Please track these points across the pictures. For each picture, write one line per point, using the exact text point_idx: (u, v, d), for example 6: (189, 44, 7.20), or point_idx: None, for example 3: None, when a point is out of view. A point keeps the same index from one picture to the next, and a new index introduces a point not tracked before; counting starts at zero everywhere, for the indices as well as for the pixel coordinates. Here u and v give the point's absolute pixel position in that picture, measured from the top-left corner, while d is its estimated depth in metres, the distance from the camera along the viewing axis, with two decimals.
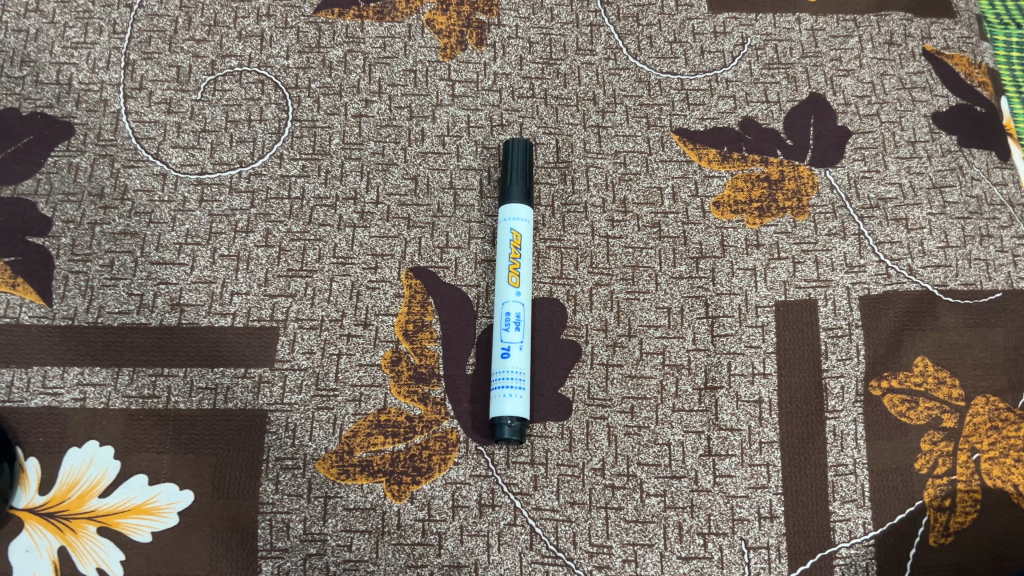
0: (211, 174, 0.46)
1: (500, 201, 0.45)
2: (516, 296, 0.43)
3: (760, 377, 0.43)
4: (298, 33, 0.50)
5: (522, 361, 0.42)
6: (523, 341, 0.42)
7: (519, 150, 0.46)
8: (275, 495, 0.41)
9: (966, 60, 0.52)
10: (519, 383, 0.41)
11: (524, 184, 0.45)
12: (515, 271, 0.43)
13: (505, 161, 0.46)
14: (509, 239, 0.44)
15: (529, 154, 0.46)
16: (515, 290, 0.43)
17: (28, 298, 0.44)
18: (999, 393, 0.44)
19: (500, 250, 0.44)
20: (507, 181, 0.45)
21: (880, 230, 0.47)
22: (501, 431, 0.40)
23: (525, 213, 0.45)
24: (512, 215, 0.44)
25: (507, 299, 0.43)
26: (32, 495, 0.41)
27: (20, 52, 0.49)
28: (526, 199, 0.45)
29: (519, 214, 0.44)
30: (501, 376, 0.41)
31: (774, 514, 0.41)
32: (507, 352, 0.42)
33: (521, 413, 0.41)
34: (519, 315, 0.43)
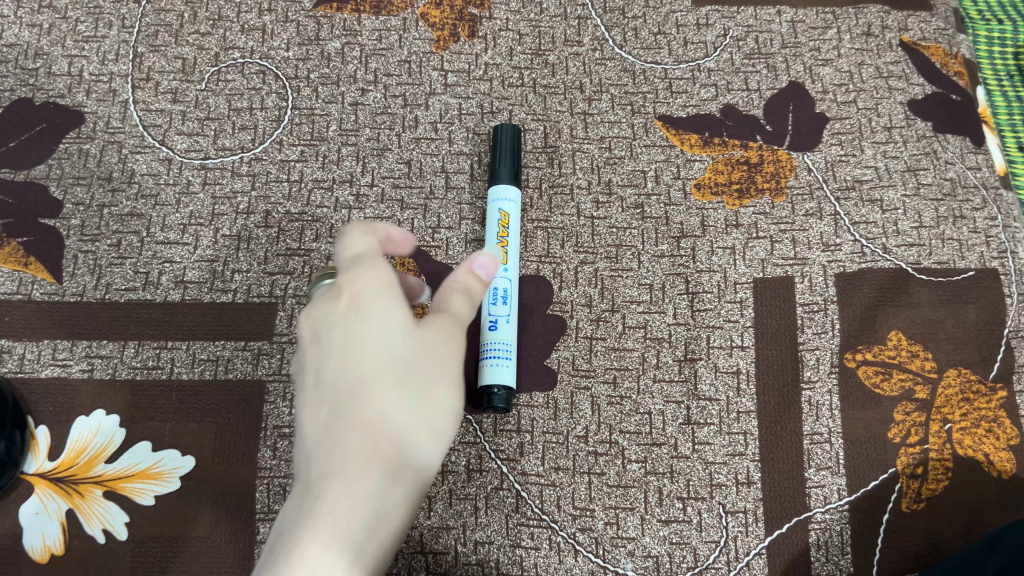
0: (214, 159, 0.49)
1: (489, 182, 0.47)
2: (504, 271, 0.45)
3: (737, 350, 0.45)
4: (298, 26, 0.52)
5: (509, 333, 0.43)
6: (510, 315, 0.44)
7: (509, 135, 0.48)
8: (273, 461, 0.43)
9: (942, 51, 0.54)
10: (506, 354, 0.43)
11: (513, 167, 0.47)
12: (503, 248, 0.45)
13: (494, 145, 0.48)
14: (497, 217, 0.46)
15: (518, 140, 0.48)
16: (504, 267, 0.45)
17: (39, 276, 0.46)
18: (970, 366, 0.46)
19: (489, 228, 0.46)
20: (496, 164, 0.47)
21: (856, 210, 0.49)
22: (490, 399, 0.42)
23: (514, 195, 0.46)
24: (501, 195, 0.46)
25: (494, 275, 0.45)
26: (42, 461, 0.43)
27: (33, 46, 0.51)
28: (514, 181, 0.47)
29: (507, 195, 0.46)
30: (489, 347, 0.43)
31: (750, 481, 0.43)
32: (495, 324, 0.43)
33: (509, 382, 0.43)
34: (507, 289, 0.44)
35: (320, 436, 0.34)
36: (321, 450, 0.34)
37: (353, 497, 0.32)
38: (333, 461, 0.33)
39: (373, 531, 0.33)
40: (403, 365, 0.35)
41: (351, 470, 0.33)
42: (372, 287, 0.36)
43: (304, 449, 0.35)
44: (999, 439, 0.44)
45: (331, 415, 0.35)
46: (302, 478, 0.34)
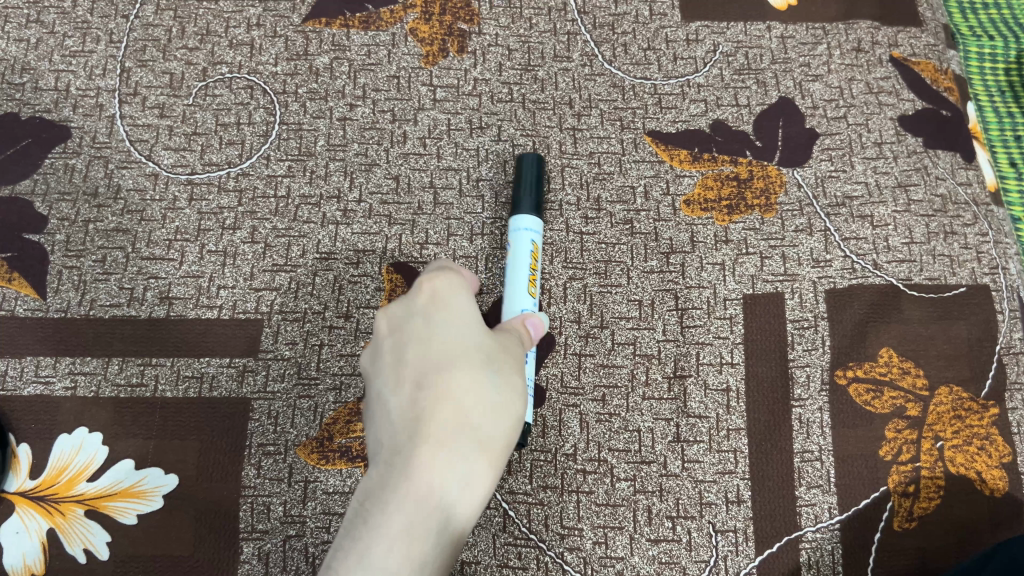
0: (200, 174, 0.48)
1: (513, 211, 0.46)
2: (532, 306, 0.44)
3: (727, 366, 0.45)
4: (286, 41, 0.52)
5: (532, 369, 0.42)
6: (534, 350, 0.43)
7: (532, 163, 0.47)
8: (257, 479, 0.42)
9: (932, 67, 0.53)
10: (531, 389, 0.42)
11: (536, 197, 0.46)
12: (533, 281, 0.44)
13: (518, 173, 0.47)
14: (529, 248, 0.45)
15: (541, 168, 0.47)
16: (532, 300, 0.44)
17: (23, 291, 0.46)
18: (962, 383, 0.45)
19: (519, 256, 0.44)
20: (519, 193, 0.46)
21: (847, 226, 0.48)
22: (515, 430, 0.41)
23: (536, 226, 0.45)
24: (523, 226, 0.45)
25: (524, 306, 0.43)
26: (23, 479, 0.42)
27: (20, 61, 0.51)
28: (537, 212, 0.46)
29: (530, 226, 0.45)
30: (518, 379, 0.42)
31: (741, 499, 0.43)
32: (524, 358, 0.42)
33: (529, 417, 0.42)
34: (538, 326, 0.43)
35: (410, 407, 0.36)
36: (409, 419, 0.35)
37: (444, 463, 0.34)
38: (425, 428, 0.35)
39: (462, 498, 0.34)
40: (488, 352, 0.37)
41: (441, 440, 0.35)
42: (456, 291, 0.39)
43: (388, 427, 0.36)
44: (991, 456, 0.44)
45: (416, 394, 0.36)
46: (389, 458, 0.35)
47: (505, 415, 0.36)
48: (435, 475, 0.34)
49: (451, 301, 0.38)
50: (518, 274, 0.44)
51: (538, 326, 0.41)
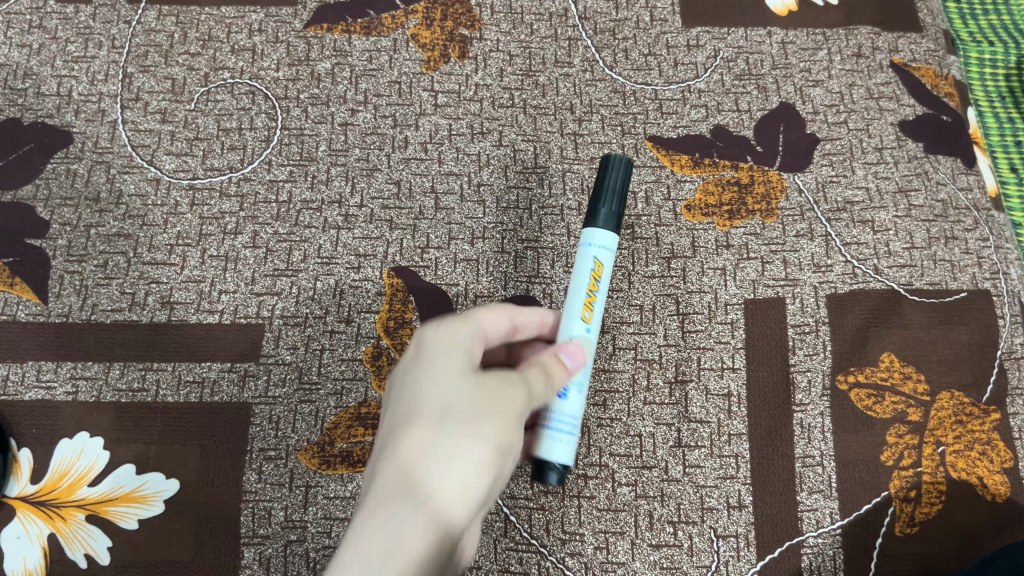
0: (202, 180, 0.48)
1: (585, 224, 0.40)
2: (586, 332, 0.38)
3: (728, 371, 0.45)
4: (288, 47, 0.52)
5: (575, 402, 0.37)
6: (582, 382, 0.37)
7: (619, 167, 0.40)
8: (258, 484, 0.42)
9: (932, 72, 0.54)
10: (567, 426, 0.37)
11: (615, 208, 0.40)
12: (589, 305, 0.39)
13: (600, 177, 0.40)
14: (591, 266, 0.39)
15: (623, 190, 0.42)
16: (585, 326, 0.38)
17: (25, 296, 0.46)
18: (964, 388, 0.45)
19: (579, 277, 0.39)
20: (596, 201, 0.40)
21: (848, 231, 0.48)
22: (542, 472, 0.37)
23: (611, 241, 0.39)
24: (596, 236, 0.39)
25: (574, 333, 0.38)
26: (24, 484, 0.42)
27: (23, 66, 0.51)
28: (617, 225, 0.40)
29: (604, 239, 0.39)
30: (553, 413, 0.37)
31: (742, 504, 0.43)
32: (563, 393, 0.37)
33: (566, 459, 0.37)
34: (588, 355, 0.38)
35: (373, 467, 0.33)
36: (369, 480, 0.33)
37: (381, 518, 0.31)
38: (374, 486, 0.32)
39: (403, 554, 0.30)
40: (462, 391, 0.33)
41: (382, 494, 0.31)
42: (449, 332, 0.36)
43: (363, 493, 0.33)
44: (993, 462, 0.44)
45: (378, 453, 0.33)
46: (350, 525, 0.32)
47: (464, 456, 0.32)
48: (370, 530, 0.30)
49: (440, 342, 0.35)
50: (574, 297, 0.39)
51: (573, 353, 0.36)
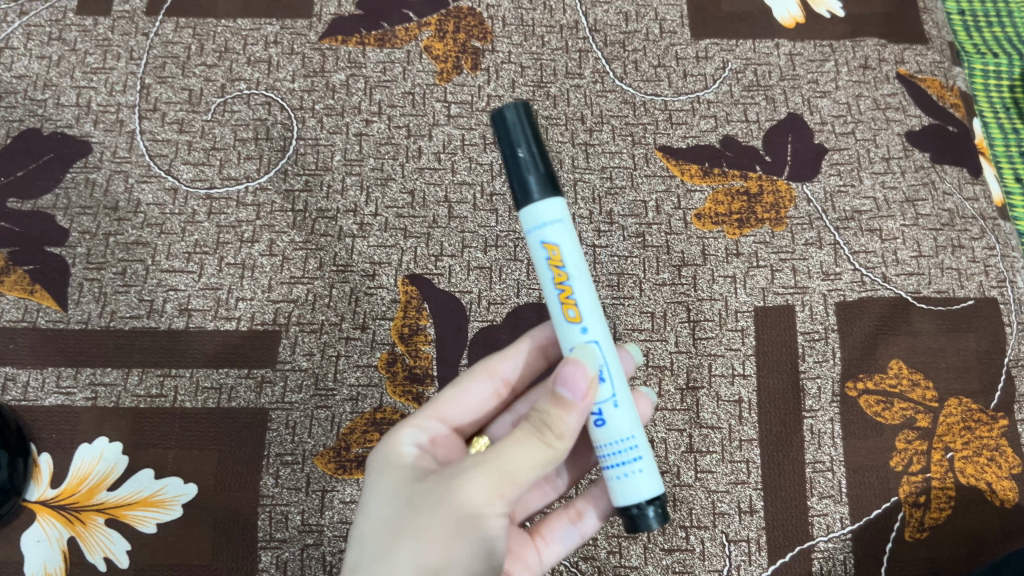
0: (219, 189, 0.49)
1: (519, 207, 0.32)
2: (583, 334, 0.33)
3: (739, 377, 0.46)
4: (303, 58, 0.53)
5: (624, 421, 0.32)
6: (617, 395, 0.32)
7: (518, 120, 0.32)
8: (275, 489, 0.43)
9: (938, 84, 0.54)
10: (633, 456, 0.32)
11: (541, 167, 0.32)
12: (571, 302, 0.33)
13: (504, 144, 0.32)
14: (545, 255, 0.32)
15: (530, 121, 0.32)
16: (580, 327, 0.33)
17: (45, 304, 0.46)
18: (972, 395, 0.46)
19: (542, 276, 0.33)
20: (518, 173, 0.32)
21: (856, 240, 0.49)
22: (635, 524, 0.32)
23: (559, 209, 0.32)
24: (540, 206, 0.32)
25: (574, 343, 0.33)
26: (44, 488, 0.43)
27: (42, 77, 0.52)
28: (554, 186, 0.32)
29: (551, 208, 0.32)
30: (608, 448, 0.32)
31: (753, 509, 0.43)
32: (602, 420, 0.32)
33: (656, 491, 0.32)
34: (601, 359, 0.32)
35: None
36: None
37: None
38: None
39: None
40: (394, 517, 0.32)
41: None
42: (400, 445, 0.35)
43: None
44: (1001, 467, 0.44)
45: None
46: None
47: None
48: None
49: (385, 459, 0.35)
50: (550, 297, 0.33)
51: (566, 379, 0.30)
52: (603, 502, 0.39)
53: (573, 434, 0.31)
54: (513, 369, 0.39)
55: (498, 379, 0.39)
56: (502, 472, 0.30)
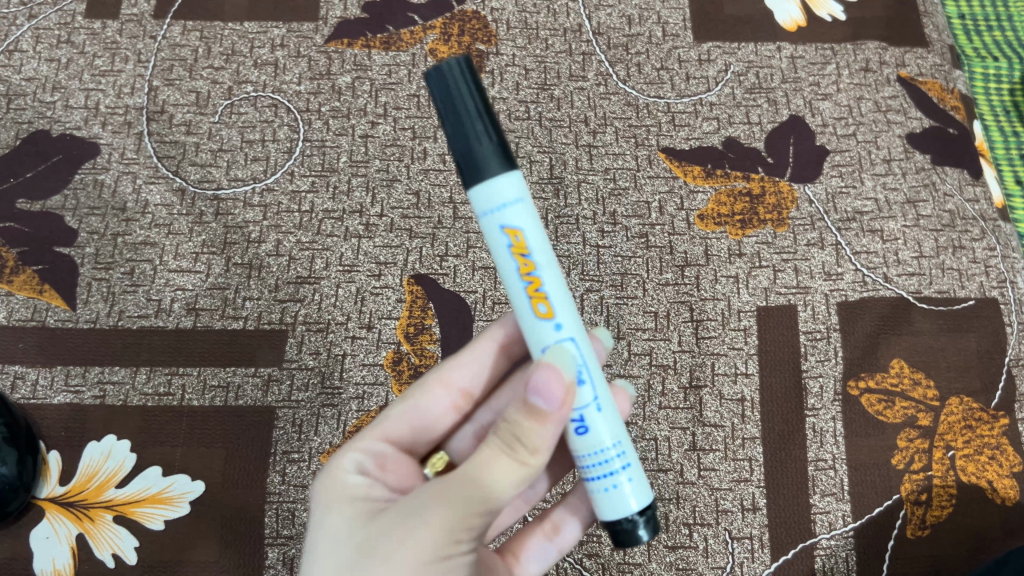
0: (226, 189, 0.50)
1: (470, 185, 0.30)
2: (556, 331, 0.31)
3: (742, 376, 0.46)
4: (309, 61, 0.53)
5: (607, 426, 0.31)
6: (599, 398, 0.31)
7: (464, 84, 0.30)
8: (282, 486, 0.43)
9: (939, 86, 0.55)
10: (621, 464, 0.31)
11: (492, 134, 0.30)
12: (541, 297, 0.31)
13: (449, 111, 0.30)
14: (508, 242, 0.31)
15: (477, 86, 0.30)
16: (554, 324, 0.31)
17: (54, 303, 0.47)
18: (973, 394, 0.46)
19: (506, 268, 0.31)
20: (467, 142, 0.30)
21: (857, 241, 0.49)
22: (628, 537, 0.31)
23: (516, 185, 0.30)
24: (500, 180, 0.30)
25: (547, 341, 0.31)
26: (53, 485, 0.43)
27: (51, 80, 0.53)
28: (509, 157, 0.30)
29: (511, 184, 0.30)
30: (592, 458, 0.31)
31: (756, 506, 0.43)
32: (585, 427, 0.31)
33: (645, 500, 0.32)
34: (579, 359, 0.31)
35: None
36: None
37: None
38: None
39: None
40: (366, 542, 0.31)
41: None
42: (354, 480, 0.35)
43: None
44: (1002, 466, 0.45)
45: None
46: None
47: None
48: None
49: (333, 489, 0.34)
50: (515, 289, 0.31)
51: (541, 387, 0.29)
52: (582, 511, 0.39)
53: (547, 447, 0.30)
54: (469, 378, 0.40)
55: (454, 391, 0.39)
56: (469, 495, 0.30)
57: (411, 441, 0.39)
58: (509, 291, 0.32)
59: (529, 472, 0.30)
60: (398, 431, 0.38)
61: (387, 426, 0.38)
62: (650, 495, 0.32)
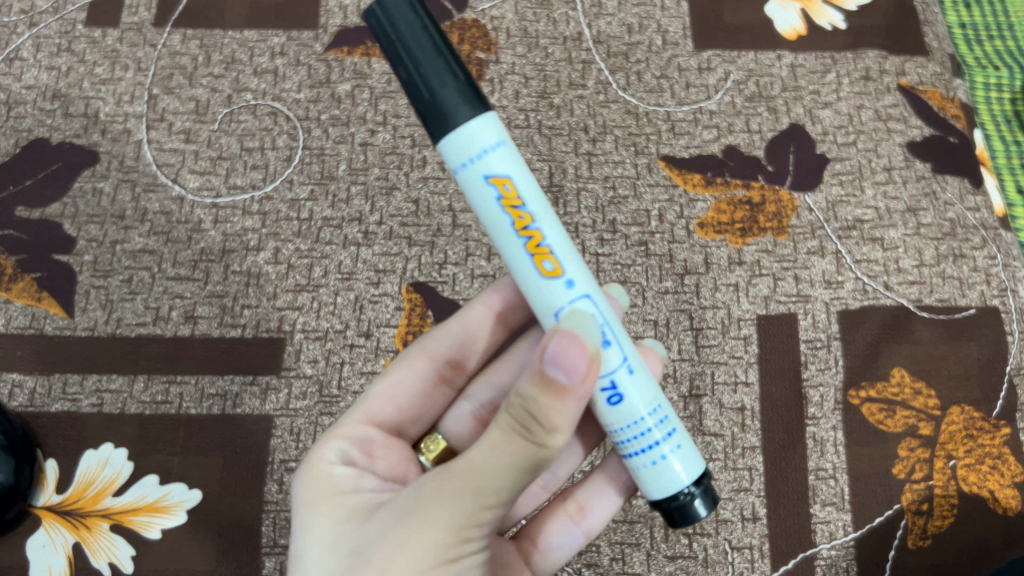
0: (225, 197, 0.50)
1: (442, 135, 0.30)
2: (567, 288, 0.31)
3: (742, 386, 0.46)
4: (309, 69, 0.53)
5: (640, 389, 0.31)
6: (628, 360, 0.31)
7: (418, 24, 0.30)
8: (279, 494, 0.43)
9: (939, 95, 0.55)
10: (663, 434, 0.31)
11: (455, 72, 0.30)
12: (544, 254, 0.31)
13: (407, 55, 0.30)
14: (497, 194, 0.31)
15: (430, 23, 0.30)
16: (564, 282, 0.31)
17: (52, 311, 0.47)
18: (974, 404, 0.46)
19: (500, 226, 0.31)
20: (429, 84, 0.30)
21: (858, 249, 0.49)
22: (684, 514, 0.31)
23: (490, 127, 0.30)
24: (472, 124, 0.30)
25: (561, 302, 0.31)
26: (50, 494, 0.43)
27: (51, 88, 0.53)
28: (477, 96, 0.30)
29: (486, 129, 0.30)
30: (629, 427, 0.31)
31: (756, 516, 0.43)
32: (618, 395, 0.31)
33: (696, 471, 0.32)
34: (599, 316, 0.31)
35: None
36: None
37: None
38: None
39: None
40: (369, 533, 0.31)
41: None
42: (342, 476, 0.35)
43: None
44: (1004, 475, 0.44)
45: None
46: None
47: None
48: None
49: (322, 484, 0.35)
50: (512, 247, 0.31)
51: (558, 358, 0.28)
52: (620, 479, 0.39)
53: (566, 427, 0.29)
54: (455, 349, 0.40)
55: (440, 362, 0.40)
56: (474, 490, 0.29)
57: (398, 422, 0.40)
58: (507, 254, 0.32)
59: (552, 452, 0.29)
60: (382, 412, 0.39)
61: (371, 409, 0.39)
62: (701, 466, 0.32)
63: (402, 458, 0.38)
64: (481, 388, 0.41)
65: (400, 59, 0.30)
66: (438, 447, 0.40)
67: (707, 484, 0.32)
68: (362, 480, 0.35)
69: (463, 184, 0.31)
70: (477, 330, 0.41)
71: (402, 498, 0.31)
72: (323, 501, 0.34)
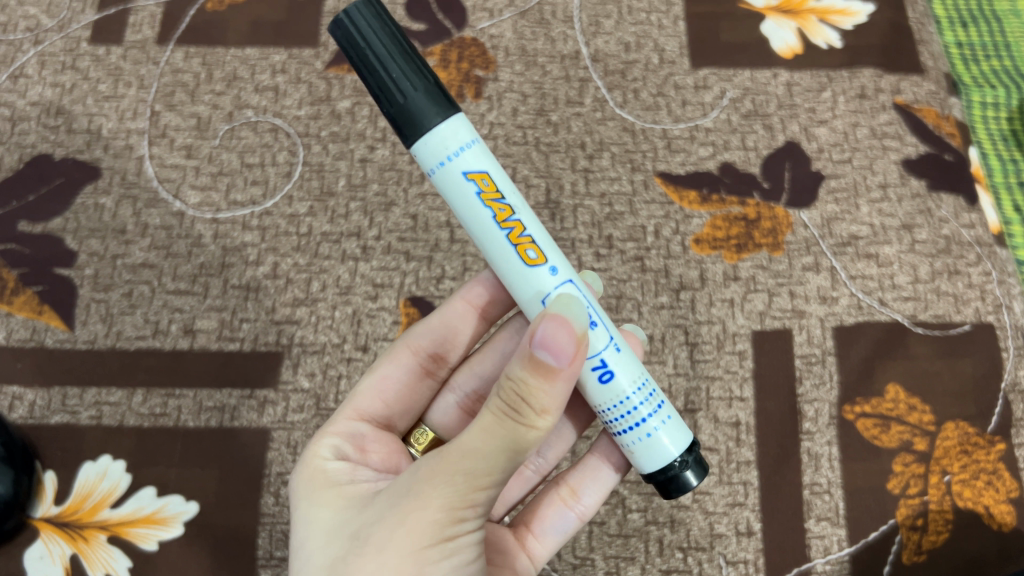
0: (225, 213, 0.50)
1: (415, 141, 0.32)
2: (551, 274, 0.33)
3: (737, 401, 0.46)
4: (309, 86, 0.54)
5: (626, 366, 0.33)
6: (613, 339, 0.33)
7: (385, 37, 0.32)
8: (275, 507, 0.43)
9: (934, 112, 0.55)
10: (649, 412, 0.33)
11: (424, 80, 0.32)
12: (527, 244, 0.33)
13: (377, 67, 0.32)
14: (477, 189, 0.33)
15: (396, 35, 0.32)
16: (548, 269, 0.33)
17: (52, 324, 0.47)
18: (969, 419, 0.46)
19: (482, 222, 0.33)
20: (400, 92, 0.32)
21: (852, 265, 0.50)
22: (678, 483, 0.33)
23: (461, 129, 0.32)
24: (444, 128, 0.32)
25: (548, 288, 0.33)
26: (48, 506, 0.43)
27: (55, 104, 0.53)
28: (445, 99, 0.32)
29: (458, 129, 0.32)
30: (617, 404, 0.33)
31: (751, 531, 0.43)
32: (609, 372, 0.33)
33: (683, 443, 0.34)
34: (583, 299, 0.33)
35: None
36: None
37: None
38: None
39: None
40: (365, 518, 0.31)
41: None
42: (337, 470, 0.36)
43: None
44: (999, 491, 0.44)
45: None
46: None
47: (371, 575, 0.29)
48: None
49: (317, 477, 0.35)
50: (494, 241, 0.33)
51: (548, 341, 0.28)
52: (614, 456, 0.40)
53: (555, 408, 0.29)
54: (439, 342, 0.42)
55: (422, 355, 0.41)
56: (466, 473, 0.29)
57: (387, 415, 0.41)
58: (489, 248, 0.34)
59: (539, 433, 0.29)
60: (372, 407, 0.40)
61: (360, 404, 0.40)
62: (688, 438, 0.34)
63: (393, 450, 0.39)
64: (464, 378, 0.43)
65: (371, 69, 0.32)
66: (428, 438, 0.42)
67: (696, 455, 0.34)
68: (357, 473, 0.36)
69: (441, 186, 0.33)
70: (456, 323, 0.42)
71: (395, 483, 0.31)
72: (318, 491, 0.34)
